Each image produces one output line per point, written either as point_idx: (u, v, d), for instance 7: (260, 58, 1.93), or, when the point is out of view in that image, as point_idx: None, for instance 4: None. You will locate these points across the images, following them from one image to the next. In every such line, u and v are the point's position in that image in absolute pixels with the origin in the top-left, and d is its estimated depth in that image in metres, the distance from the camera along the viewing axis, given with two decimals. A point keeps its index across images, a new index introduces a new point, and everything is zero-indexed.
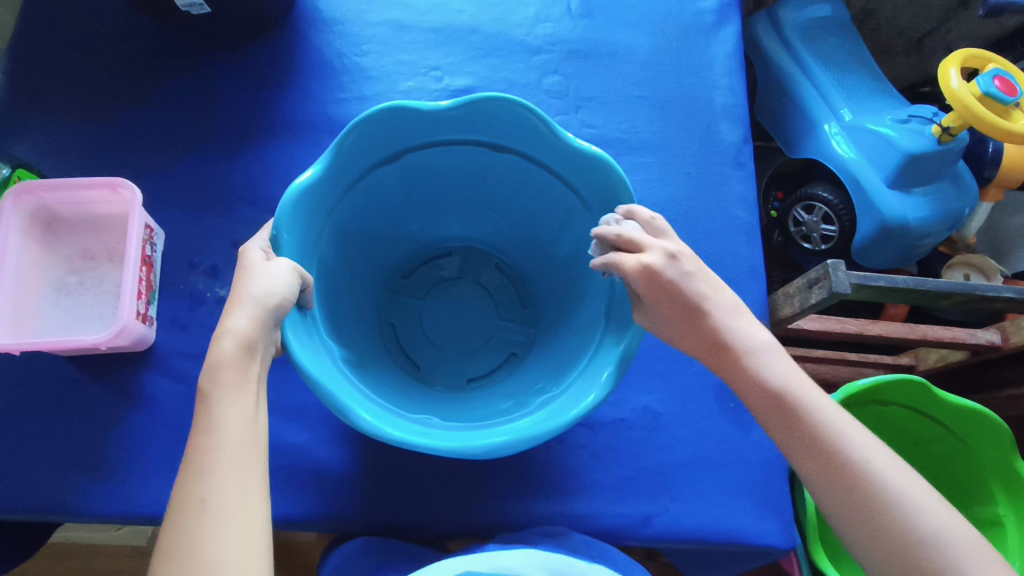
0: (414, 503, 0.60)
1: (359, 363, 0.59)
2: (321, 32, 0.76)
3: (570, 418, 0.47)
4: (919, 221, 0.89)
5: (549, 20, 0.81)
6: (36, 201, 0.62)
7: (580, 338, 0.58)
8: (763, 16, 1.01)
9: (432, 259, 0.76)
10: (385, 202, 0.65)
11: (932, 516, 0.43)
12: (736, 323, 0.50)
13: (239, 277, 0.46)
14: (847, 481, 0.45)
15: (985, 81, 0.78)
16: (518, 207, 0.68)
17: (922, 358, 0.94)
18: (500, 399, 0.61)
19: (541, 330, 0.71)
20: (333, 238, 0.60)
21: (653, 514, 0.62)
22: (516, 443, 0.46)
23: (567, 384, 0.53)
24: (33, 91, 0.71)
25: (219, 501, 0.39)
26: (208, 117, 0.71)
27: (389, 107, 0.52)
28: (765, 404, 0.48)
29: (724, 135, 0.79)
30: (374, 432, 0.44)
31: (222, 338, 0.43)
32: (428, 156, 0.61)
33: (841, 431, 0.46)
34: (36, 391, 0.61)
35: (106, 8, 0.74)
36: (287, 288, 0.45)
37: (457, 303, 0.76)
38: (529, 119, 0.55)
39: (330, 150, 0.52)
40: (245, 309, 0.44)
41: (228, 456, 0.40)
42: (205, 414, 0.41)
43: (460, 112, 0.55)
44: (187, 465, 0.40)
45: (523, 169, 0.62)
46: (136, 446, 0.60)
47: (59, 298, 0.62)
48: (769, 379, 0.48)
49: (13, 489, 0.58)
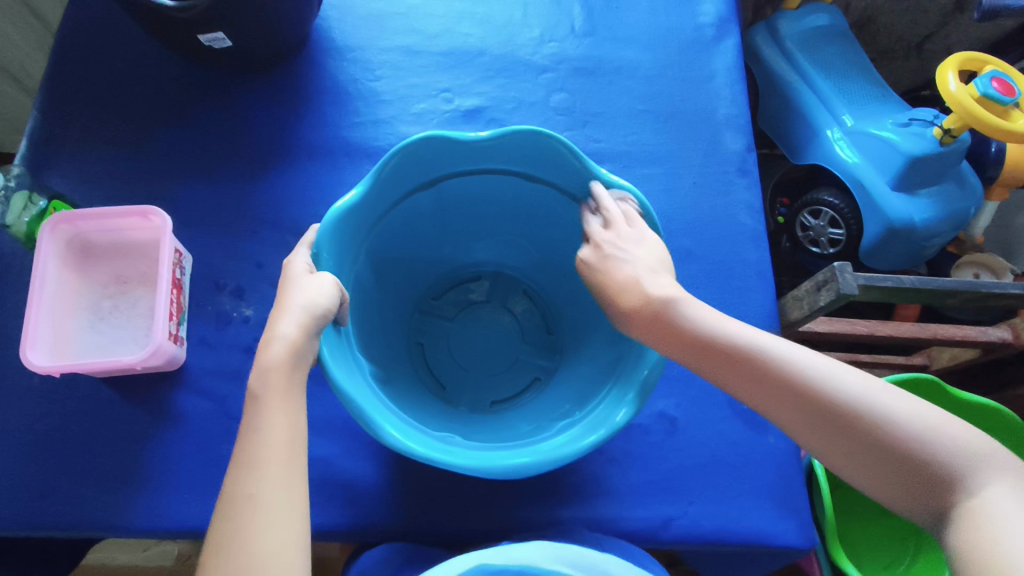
0: (436, 509, 0.62)
1: (387, 381, 0.61)
2: (335, 59, 0.80)
3: (585, 447, 0.48)
4: (926, 222, 0.90)
5: (554, 40, 0.84)
6: (71, 230, 0.65)
7: (607, 362, 0.60)
8: (762, 28, 1.03)
9: (463, 282, 0.79)
10: (418, 226, 0.68)
11: (906, 415, 0.42)
12: (647, 281, 0.53)
13: (285, 288, 0.48)
14: (817, 414, 0.44)
15: (983, 83, 0.80)
16: (544, 234, 0.70)
17: (935, 357, 0.95)
18: (524, 422, 0.63)
19: (565, 356, 0.73)
20: (367, 261, 0.63)
21: (672, 517, 0.63)
22: (537, 466, 0.47)
23: (586, 412, 0.55)
24: (63, 127, 0.74)
25: (265, 497, 0.40)
26: (230, 144, 0.75)
27: (428, 137, 0.55)
28: (692, 350, 0.50)
29: (728, 145, 0.81)
30: (401, 447, 0.46)
31: (272, 343, 0.45)
32: (461, 185, 0.64)
33: (780, 355, 0.46)
34: (74, 412, 0.64)
35: (134, 44, 0.78)
36: (330, 300, 0.48)
37: (484, 327, 0.78)
38: (563, 153, 0.57)
39: (371, 175, 0.54)
40: (292, 316, 0.46)
41: (273, 455, 0.42)
42: (252, 414, 0.43)
43: (495, 143, 0.58)
44: (235, 464, 0.42)
45: (552, 199, 0.64)
46: (170, 461, 0.62)
47: (94, 321, 0.64)
48: (695, 329, 0.50)
49: (53, 505, 0.61)
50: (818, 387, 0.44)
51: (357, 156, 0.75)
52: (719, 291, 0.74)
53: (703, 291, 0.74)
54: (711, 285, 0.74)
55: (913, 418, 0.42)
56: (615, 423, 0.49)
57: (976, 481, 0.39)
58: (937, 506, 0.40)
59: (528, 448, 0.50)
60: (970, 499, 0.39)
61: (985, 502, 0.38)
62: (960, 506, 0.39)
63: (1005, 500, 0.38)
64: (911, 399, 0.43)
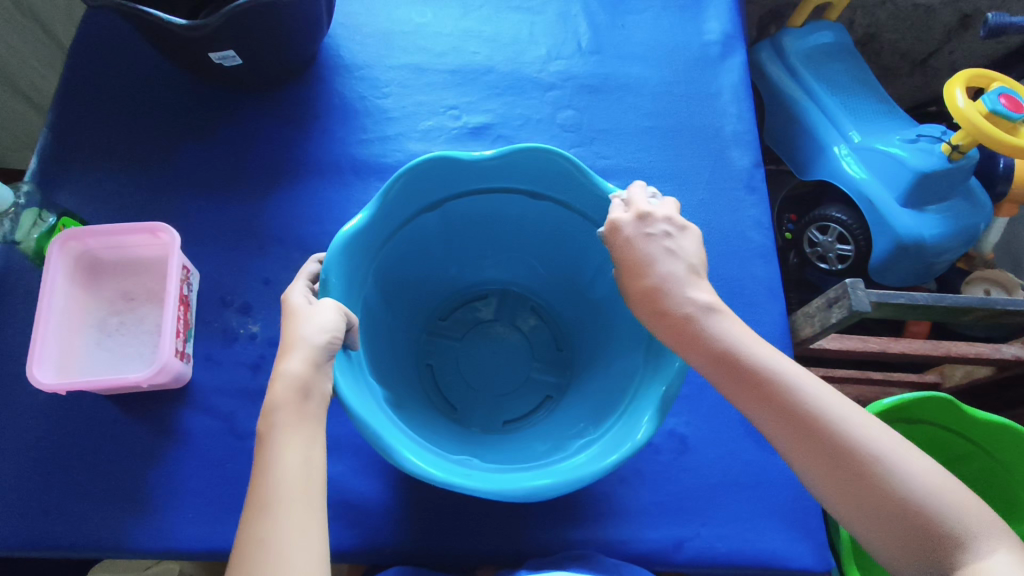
0: (445, 530, 0.61)
1: (398, 404, 0.60)
2: (343, 77, 0.80)
3: (607, 464, 0.47)
4: (936, 238, 0.89)
5: (561, 58, 0.84)
6: (79, 246, 0.65)
7: (619, 381, 0.59)
8: (767, 45, 1.04)
9: (469, 301, 0.78)
10: (426, 246, 0.68)
11: (920, 476, 0.42)
12: (687, 283, 0.50)
13: (288, 322, 0.48)
14: (833, 459, 0.43)
15: (991, 99, 0.79)
16: (552, 250, 0.70)
17: (947, 375, 0.94)
18: (539, 442, 0.62)
19: (575, 375, 0.72)
20: (374, 282, 0.62)
21: (683, 538, 0.62)
22: (557, 485, 0.46)
23: (605, 429, 0.54)
24: (73, 145, 0.75)
25: (277, 536, 0.40)
26: (239, 161, 0.75)
27: (435, 157, 0.55)
28: (712, 364, 0.48)
29: (735, 161, 0.81)
30: (419, 473, 0.45)
31: (277, 380, 0.45)
32: (468, 204, 0.64)
33: (805, 390, 0.45)
34: (80, 429, 0.63)
35: (144, 63, 0.78)
36: (335, 329, 0.47)
37: (494, 347, 0.77)
38: (570, 170, 0.57)
39: (377, 198, 0.54)
40: (297, 351, 0.45)
41: (287, 493, 0.41)
42: (264, 454, 0.43)
43: (501, 161, 0.57)
44: (250, 504, 0.41)
45: (557, 215, 0.64)
46: (175, 480, 0.62)
47: (100, 338, 0.64)
48: (723, 344, 0.48)
49: (56, 525, 0.60)
50: (841, 435, 0.43)
51: (365, 173, 0.75)
52: (730, 308, 0.73)
53: None
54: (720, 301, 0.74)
55: (926, 480, 0.42)
56: (639, 439, 0.47)
57: (978, 546, 0.40)
58: (942, 565, 0.41)
59: (546, 469, 0.49)
60: (974, 561, 0.40)
61: (986, 567, 0.40)
62: (963, 567, 0.40)
63: (1006, 569, 0.40)
64: (928, 461, 0.43)
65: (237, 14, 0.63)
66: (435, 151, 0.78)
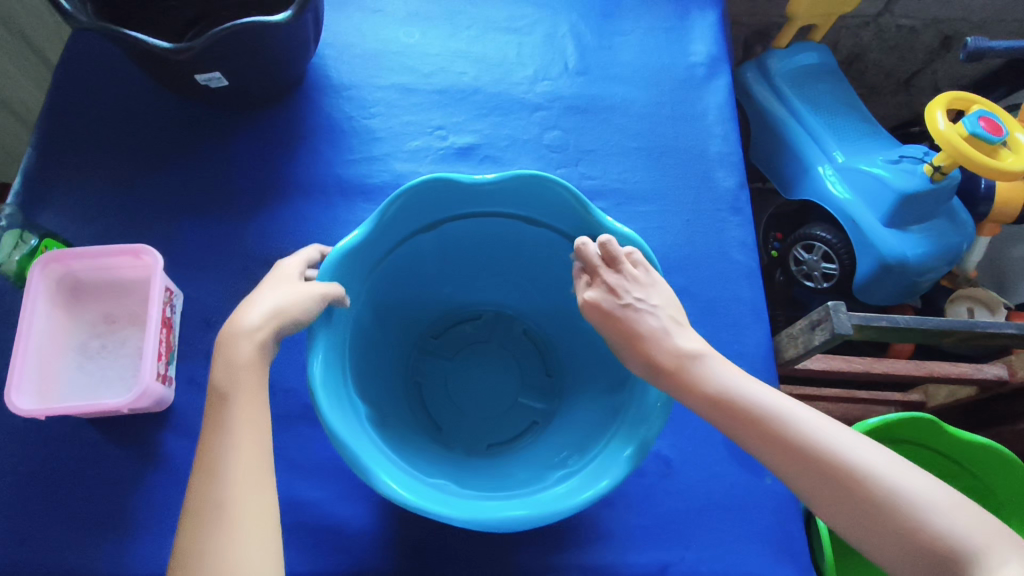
0: (429, 556, 0.60)
1: (382, 424, 0.59)
2: (331, 97, 0.80)
3: (581, 501, 0.47)
4: (919, 257, 0.90)
5: (547, 78, 0.85)
6: (61, 269, 0.65)
7: (603, 415, 0.60)
8: (752, 66, 1.05)
9: (462, 321, 0.78)
10: (421, 266, 0.68)
11: (921, 491, 0.41)
12: (674, 332, 0.52)
13: (266, 285, 0.49)
14: (824, 475, 0.43)
15: (971, 122, 0.81)
16: (544, 276, 0.70)
17: (931, 395, 0.95)
18: (521, 470, 0.61)
19: (563, 401, 0.72)
20: (366, 302, 0.62)
21: (668, 562, 0.62)
22: (536, 518, 0.46)
23: (585, 463, 0.53)
24: (59, 165, 0.74)
25: (233, 556, 0.39)
26: (224, 182, 0.75)
27: (434, 178, 0.55)
28: (702, 403, 0.49)
29: (721, 182, 0.81)
30: (395, 497, 0.45)
31: (233, 327, 0.46)
32: (463, 227, 0.64)
33: (785, 416, 0.46)
34: (59, 454, 0.62)
35: (132, 84, 0.79)
36: (305, 306, 0.47)
37: (484, 369, 0.77)
38: (567, 199, 0.58)
39: (374, 216, 0.54)
40: (259, 306, 0.47)
41: (241, 506, 0.41)
42: (215, 460, 0.42)
43: (500, 186, 0.58)
44: (197, 513, 0.40)
45: (549, 241, 0.64)
46: (155, 505, 0.61)
47: (81, 361, 0.64)
48: (714, 386, 0.49)
49: (32, 552, 0.59)
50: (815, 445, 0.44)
51: (351, 193, 0.76)
52: (715, 330, 0.74)
53: (698, 330, 0.74)
54: (705, 323, 0.74)
55: (917, 491, 0.41)
56: (614, 478, 0.48)
57: (989, 559, 0.39)
58: None
59: (529, 497, 0.49)
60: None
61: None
62: None
63: None
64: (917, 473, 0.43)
65: (220, 37, 0.63)
66: (422, 171, 0.78)
